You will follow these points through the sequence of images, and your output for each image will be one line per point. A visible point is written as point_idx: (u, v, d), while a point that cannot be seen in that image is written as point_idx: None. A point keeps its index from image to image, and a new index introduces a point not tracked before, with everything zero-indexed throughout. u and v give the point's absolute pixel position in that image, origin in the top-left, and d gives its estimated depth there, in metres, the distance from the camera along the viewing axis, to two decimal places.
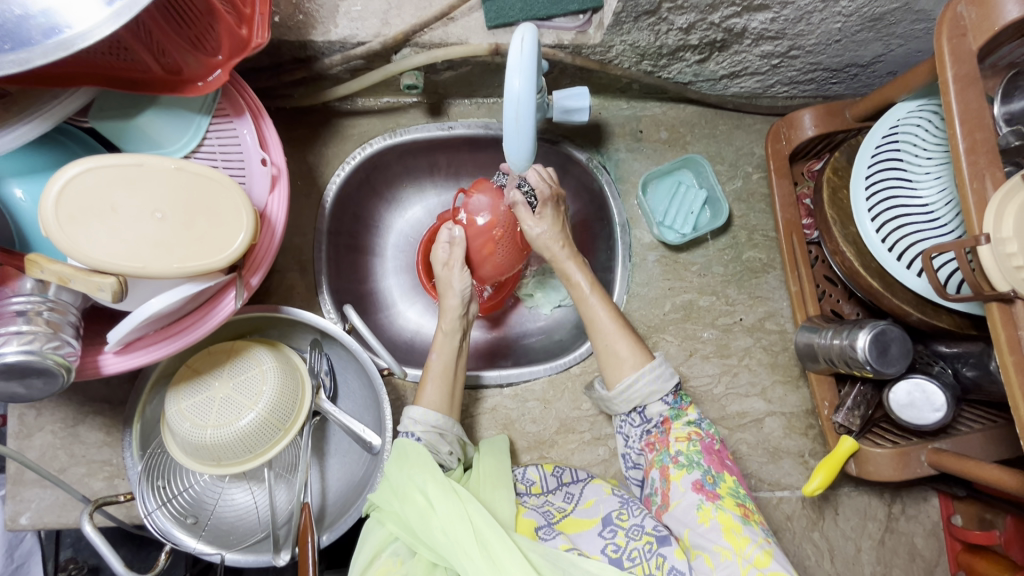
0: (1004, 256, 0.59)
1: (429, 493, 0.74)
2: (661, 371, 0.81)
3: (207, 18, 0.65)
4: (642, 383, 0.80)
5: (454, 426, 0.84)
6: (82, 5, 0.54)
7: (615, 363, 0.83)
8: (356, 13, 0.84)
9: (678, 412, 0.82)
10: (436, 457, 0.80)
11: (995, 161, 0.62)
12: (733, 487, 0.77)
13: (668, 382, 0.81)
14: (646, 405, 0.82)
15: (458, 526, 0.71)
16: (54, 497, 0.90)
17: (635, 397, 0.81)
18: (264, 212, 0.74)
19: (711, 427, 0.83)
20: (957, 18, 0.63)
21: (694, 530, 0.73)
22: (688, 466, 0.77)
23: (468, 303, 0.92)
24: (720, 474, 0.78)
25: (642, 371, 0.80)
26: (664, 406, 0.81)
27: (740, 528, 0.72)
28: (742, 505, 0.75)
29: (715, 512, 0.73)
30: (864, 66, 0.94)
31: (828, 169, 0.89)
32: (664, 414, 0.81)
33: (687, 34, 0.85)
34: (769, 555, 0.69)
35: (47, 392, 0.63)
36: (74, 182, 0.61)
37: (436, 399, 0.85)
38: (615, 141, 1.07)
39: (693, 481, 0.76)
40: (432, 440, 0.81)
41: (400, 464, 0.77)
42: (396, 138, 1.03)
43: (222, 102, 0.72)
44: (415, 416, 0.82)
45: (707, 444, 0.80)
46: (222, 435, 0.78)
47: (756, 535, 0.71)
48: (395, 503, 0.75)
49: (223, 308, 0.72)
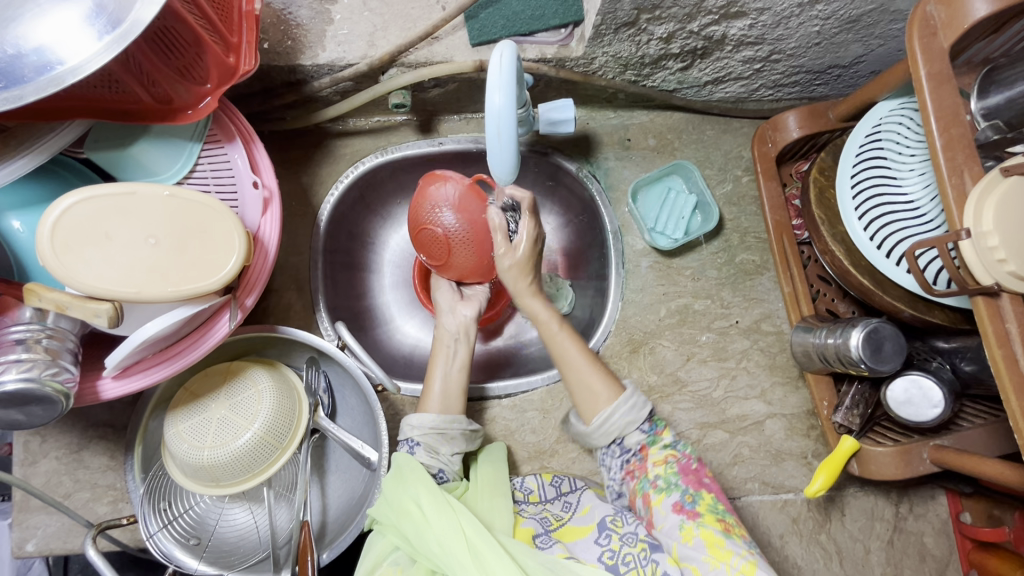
0: (986, 250, 0.60)
1: (425, 506, 0.74)
2: (634, 401, 0.81)
3: (195, 49, 0.66)
4: (618, 416, 0.80)
5: (456, 424, 0.84)
6: (74, 40, 0.56)
7: (591, 398, 0.82)
8: (343, 37, 0.86)
9: (654, 438, 0.80)
10: (437, 458, 0.81)
11: (973, 156, 0.62)
12: (712, 504, 0.74)
13: (642, 411, 0.81)
14: (624, 436, 0.81)
15: (451, 537, 0.71)
16: (60, 523, 0.91)
17: (613, 430, 0.80)
18: (258, 235, 0.75)
19: (688, 446, 0.81)
20: (927, 18, 0.64)
21: (680, 544, 0.71)
22: (667, 489, 0.76)
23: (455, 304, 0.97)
24: (699, 493, 0.75)
25: (616, 404, 0.80)
26: (639, 434, 0.80)
27: (723, 542, 0.70)
28: (722, 521, 0.72)
29: (697, 529, 0.71)
30: (846, 67, 0.95)
31: (815, 170, 0.90)
32: (642, 442, 0.80)
33: (667, 43, 0.86)
34: (755, 565, 0.68)
35: (47, 418, 0.64)
36: (69, 212, 0.62)
37: (436, 403, 0.85)
38: (604, 150, 1.08)
39: (673, 504, 0.75)
40: (430, 442, 0.82)
41: (396, 482, 0.77)
42: (389, 156, 1.05)
43: (213, 129, 0.75)
44: (410, 422, 0.83)
45: (684, 465, 0.78)
46: (220, 456, 0.79)
47: (740, 548, 0.70)
48: (392, 517, 0.75)
49: (219, 330, 0.73)
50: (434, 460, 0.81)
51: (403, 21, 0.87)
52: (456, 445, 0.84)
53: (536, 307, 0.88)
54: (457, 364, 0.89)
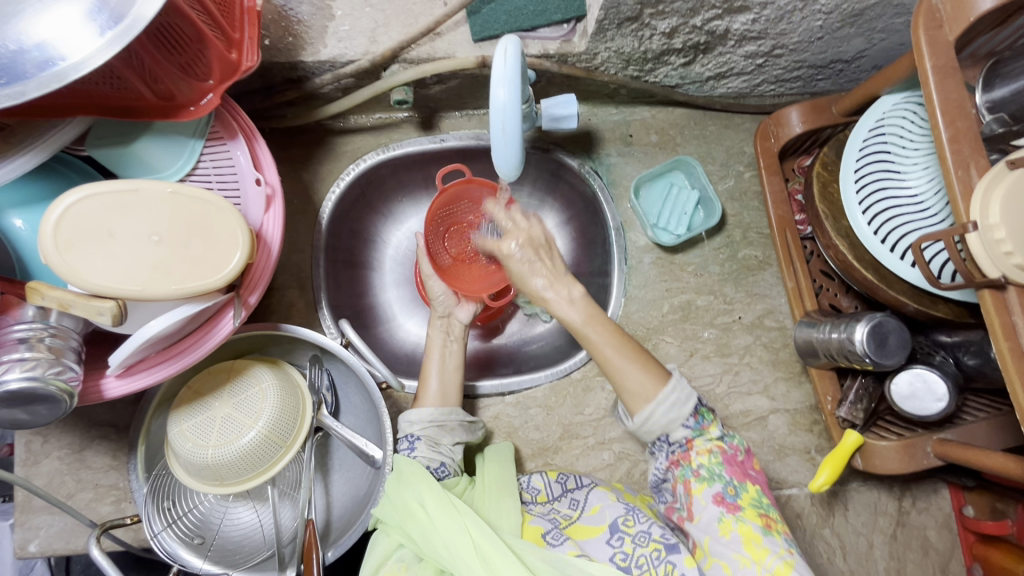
0: (993, 243, 0.60)
1: (429, 508, 0.74)
2: (678, 395, 0.77)
3: (198, 45, 0.66)
4: (659, 414, 0.76)
5: (455, 414, 0.86)
6: (76, 36, 0.55)
7: (630, 393, 0.77)
8: (344, 33, 0.86)
9: (701, 431, 0.78)
10: (439, 449, 0.83)
11: (978, 150, 0.62)
12: (756, 497, 0.76)
13: (685, 406, 0.78)
14: (669, 432, 0.78)
15: (457, 539, 0.71)
16: (62, 523, 0.91)
17: (656, 427, 0.77)
18: (260, 233, 0.75)
19: (733, 438, 0.81)
20: (932, 10, 0.64)
21: (714, 539, 0.72)
22: (710, 479, 0.76)
23: (453, 307, 0.95)
24: (742, 484, 0.76)
25: (656, 401, 0.76)
26: (684, 429, 0.78)
27: (760, 539, 0.70)
28: (765, 516, 0.73)
29: (735, 523, 0.72)
30: (848, 61, 0.95)
31: (818, 164, 0.89)
32: (687, 435, 0.78)
33: (670, 38, 0.86)
34: (790, 566, 0.68)
35: (51, 417, 0.64)
36: (72, 210, 0.62)
37: (434, 396, 0.87)
38: (606, 146, 1.08)
39: (714, 495, 0.74)
40: (431, 435, 0.84)
41: (397, 483, 0.77)
42: (390, 153, 1.04)
43: (215, 126, 0.74)
44: (410, 418, 0.84)
45: (729, 455, 0.78)
46: (224, 455, 0.78)
47: (778, 547, 0.70)
48: (397, 518, 0.75)
49: (222, 328, 0.73)
50: (438, 453, 0.83)
51: (406, 17, 0.86)
52: (456, 435, 0.86)
53: (561, 305, 0.79)
54: (452, 363, 0.91)
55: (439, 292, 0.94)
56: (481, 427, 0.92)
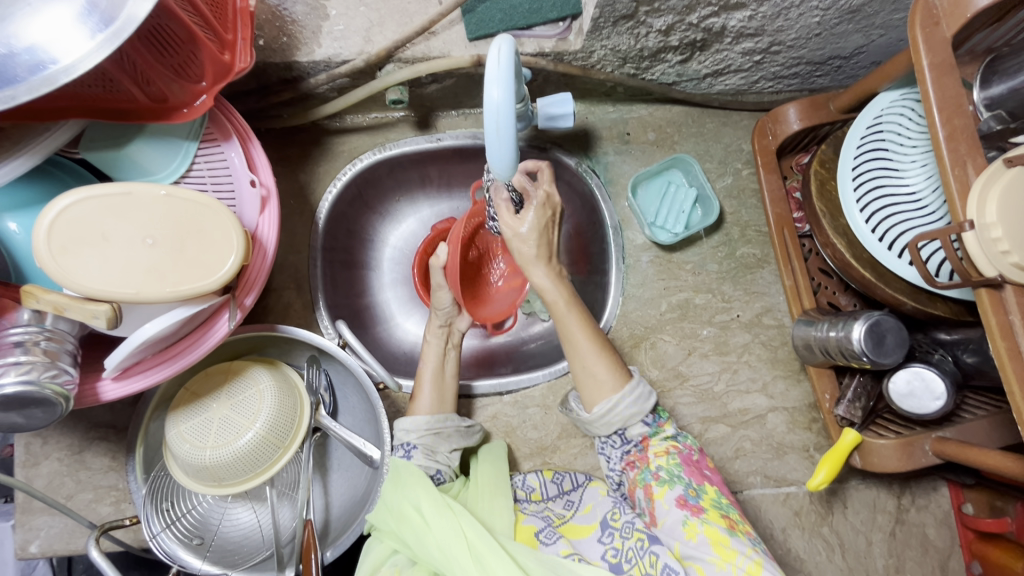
0: (989, 241, 0.59)
1: (424, 511, 0.74)
2: (640, 391, 0.80)
3: (191, 47, 0.66)
4: (623, 406, 0.79)
5: (450, 421, 0.87)
6: (67, 38, 0.55)
7: (594, 386, 0.80)
8: (339, 32, 0.85)
9: (656, 430, 0.81)
10: (434, 457, 0.83)
11: (976, 147, 0.62)
12: (716, 498, 0.76)
13: (647, 402, 0.80)
14: (627, 427, 0.81)
15: (451, 541, 0.71)
16: (63, 524, 0.91)
17: (615, 420, 0.80)
18: (256, 234, 0.75)
19: (688, 438, 0.83)
20: (929, 7, 0.64)
21: (682, 543, 0.72)
22: (670, 481, 0.77)
23: (453, 317, 0.94)
24: (702, 487, 0.77)
25: (621, 393, 0.79)
26: (643, 426, 0.81)
27: (728, 541, 0.70)
28: (727, 517, 0.74)
29: (701, 526, 0.72)
30: (847, 58, 0.95)
31: (815, 162, 0.89)
32: (643, 433, 0.81)
33: (666, 36, 0.85)
34: (761, 565, 0.68)
35: (47, 421, 0.64)
36: (65, 213, 0.62)
37: (428, 405, 0.88)
38: (603, 144, 1.08)
39: (677, 497, 0.75)
40: (427, 443, 0.84)
41: (395, 485, 0.78)
42: (386, 152, 1.04)
43: (209, 127, 0.74)
44: (405, 426, 0.85)
45: (685, 456, 0.80)
46: (221, 456, 0.78)
47: (744, 547, 0.70)
48: (391, 523, 0.76)
49: (218, 330, 0.73)
50: (433, 461, 0.83)
51: (400, 16, 0.86)
52: (453, 442, 0.86)
53: (545, 280, 0.82)
54: (446, 373, 0.92)
55: (447, 303, 0.92)
56: (478, 429, 0.92)
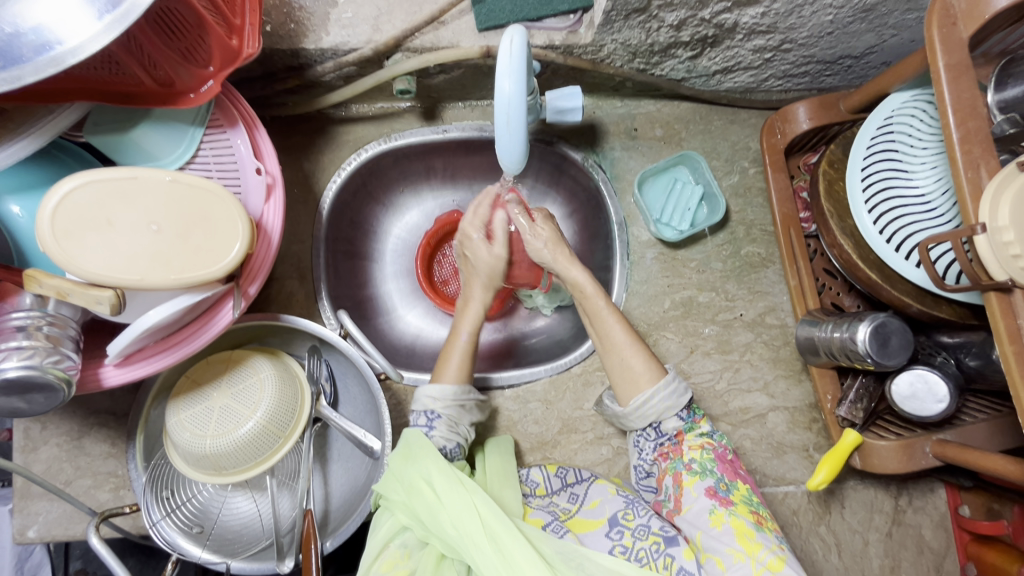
0: (1001, 245, 0.59)
1: (436, 485, 0.74)
2: (676, 386, 0.82)
3: (198, 31, 0.65)
4: (657, 399, 0.81)
5: (473, 393, 0.86)
6: (72, 20, 0.54)
7: (630, 380, 0.83)
8: (347, 20, 0.84)
9: (692, 425, 0.82)
10: (457, 430, 0.83)
11: (990, 150, 0.62)
12: (746, 495, 0.77)
13: (683, 397, 0.82)
14: (661, 421, 0.82)
15: (464, 517, 0.71)
16: (61, 510, 0.91)
17: (651, 413, 0.81)
18: (260, 222, 0.74)
19: (723, 437, 0.83)
20: (947, 7, 0.63)
21: (706, 533, 0.73)
22: (701, 473, 0.78)
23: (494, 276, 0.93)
24: (734, 483, 0.77)
25: (656, 387, 0.80)
26: (677, 420, 0.82)
27: (753, 534, 0.71)
28: (756, 512, 0.74)
29: (728, 517, 0.73)
30: (858, 57, 0.94)
31: (824, 162, 0.89)
32: (679, 428, 0.82)
33: (678, 31, 0.84)
34: (782, 560, 0.69)
35: (49, 406, 0.64)
36: (69, 197, 0.61)
37: (455, 374, 0.86)
38: (610, 139, 1.07)
39: (706, 488, 0.76)
40: (450, 415, 0.83)
41: (405, 459, 0.77)
42: (392, 143, 1.03)
43: (215, 113, 0.73)
44: (433, 393, 0.83)
45: (719, 453, 0.80)
46: (222, 445, 0.78)
47: (769, 542, 0.71)
48: (402, 494, 0.75)
49: (220, 319, 0.72)
50: (455, 431, 0.83)
51: (409, 5, 0.85)
52: (472, 415, 0.86)
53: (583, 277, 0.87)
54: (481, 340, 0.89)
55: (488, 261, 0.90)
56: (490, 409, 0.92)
